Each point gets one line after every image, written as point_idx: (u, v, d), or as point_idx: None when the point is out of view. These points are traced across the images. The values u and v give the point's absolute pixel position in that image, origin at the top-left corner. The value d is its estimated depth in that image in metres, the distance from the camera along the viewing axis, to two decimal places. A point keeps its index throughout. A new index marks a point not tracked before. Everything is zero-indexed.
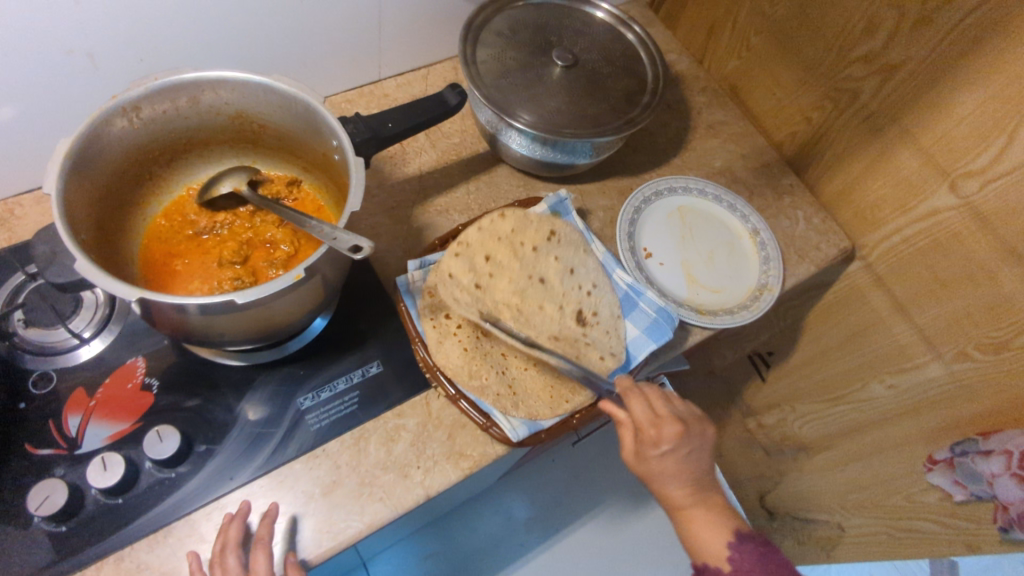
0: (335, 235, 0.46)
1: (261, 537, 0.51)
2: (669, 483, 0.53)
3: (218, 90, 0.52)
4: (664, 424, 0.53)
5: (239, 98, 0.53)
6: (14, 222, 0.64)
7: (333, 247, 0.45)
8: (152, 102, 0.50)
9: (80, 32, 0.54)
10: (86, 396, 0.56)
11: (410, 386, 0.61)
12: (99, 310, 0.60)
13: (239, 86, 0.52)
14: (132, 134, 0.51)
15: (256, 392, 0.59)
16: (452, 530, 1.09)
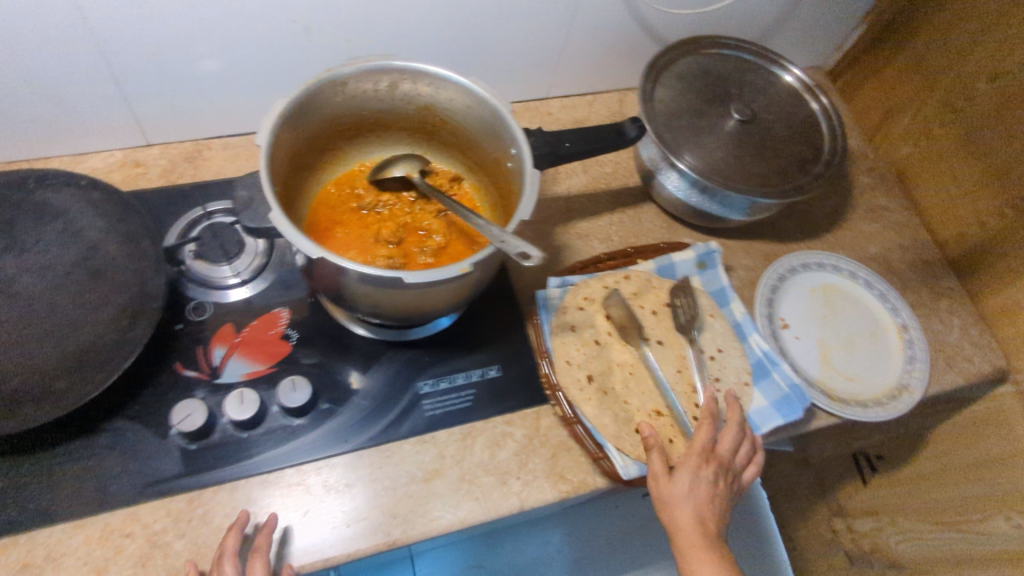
0: (505, 239, 0.47)
1: (260, 547, 0.50)
2: (685, 509, 0.51)
3: (415, 82, 0.56)
4: (716, 460, 0.53)
5: (432, 93, 0.56)
6: (200, 161, 0.70)
7: (502, 249, 0.47)
8: (356, 81, 0.53)
9: (304, 5, 0.59)
10: (233, 332, 0.61)
11: (523, 399, 0.63)
12: (258, 258, 0.65)
13: (436, 82, 0.55)
14: (333, 107, 0.55)
15: (382, 367, 0.62)
16: None
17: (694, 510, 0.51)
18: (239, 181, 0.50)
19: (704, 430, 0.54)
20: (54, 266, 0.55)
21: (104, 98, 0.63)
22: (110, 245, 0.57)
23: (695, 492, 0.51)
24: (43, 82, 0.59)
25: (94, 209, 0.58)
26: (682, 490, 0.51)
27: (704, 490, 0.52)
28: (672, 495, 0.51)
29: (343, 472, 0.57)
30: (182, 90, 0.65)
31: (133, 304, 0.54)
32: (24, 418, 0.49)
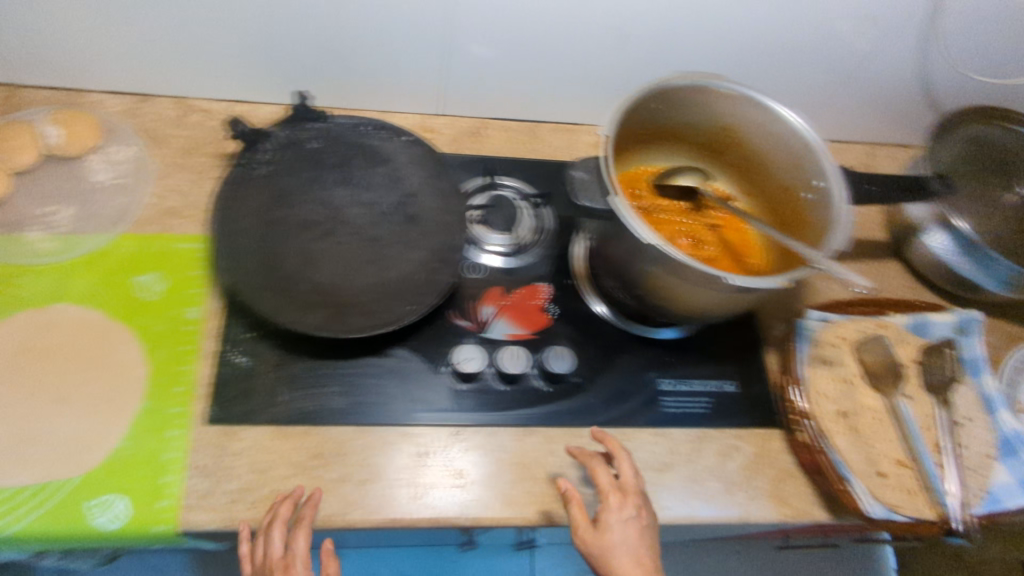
0: (830, 264, 0.50)
1: (307, 525, 0.53)
2: (625, 556, 0.52)
3: (729, 105, 0.58)
4: (629, 491, 0.55)
5: (741, 117, 0.59)
6: (483, 137, 0.76)
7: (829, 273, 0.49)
8: (681, 94, 0.57)
9: (636, 17, 0.63)
10: (501, 295, 0.67)
11: (755, 417, 0.64)
12: (530, 234, 0.70)
13: (751, 109, 0.58)
14: (647, 113, 0.59)
15: (628, 356, 0.65)
16: None
17: (634, 559, 0.52)
18: (578, 162, 0.54)
19: (600, 471, 0.57)
20: (379, 204, 0.62)
21: (428, 64, 0.69)
22: (425, 195, 0.63)
23: (630, 538, 0.53)
24: (390, 44, 0.66)
25: (414, 160, 0.64)
26: (613, 539, 0.53)
27: (636, 533, 0.54)
28: (619, 546, 0.53)
29: (583, 444, 0.61)
30: (489, 74, 0.71)
31: (442, 251, 0.60)
32: (350, 330, 0.56)
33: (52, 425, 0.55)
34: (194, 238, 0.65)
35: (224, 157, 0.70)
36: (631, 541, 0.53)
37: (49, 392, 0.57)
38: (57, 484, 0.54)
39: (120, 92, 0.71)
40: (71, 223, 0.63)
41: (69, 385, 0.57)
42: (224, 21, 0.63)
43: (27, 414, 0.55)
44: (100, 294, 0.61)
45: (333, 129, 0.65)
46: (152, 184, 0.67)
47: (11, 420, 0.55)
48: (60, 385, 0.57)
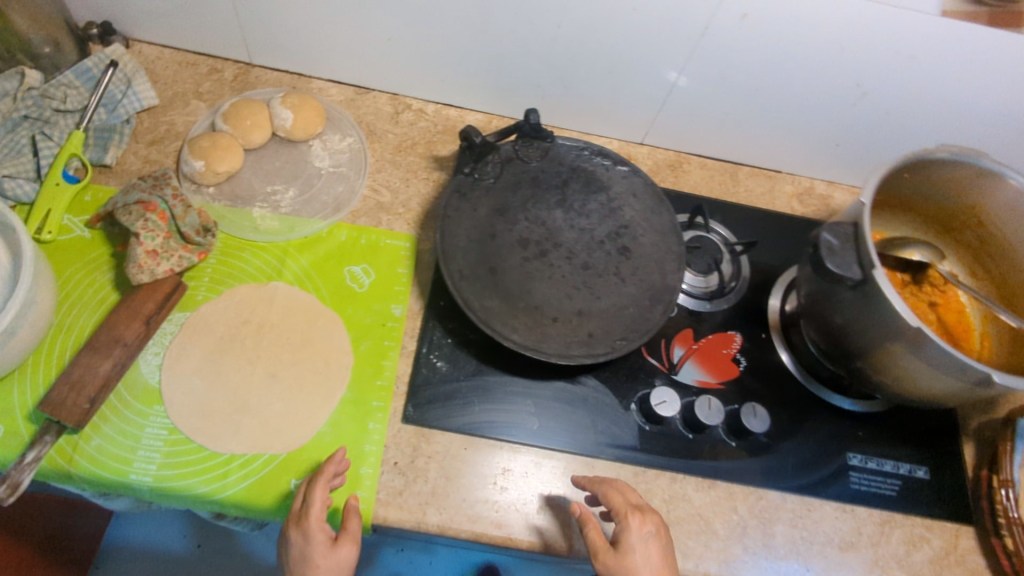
0: None
1: (327, 482, 0.52)
2: (644, 571, 0.49)
3: (988, 186, 0.55)
4: (643, 511, 0.52)
5: (999, 201, 0.56)
6: (682, 173, 0.75)
7: None
8: (936, 166, 0.55)
9: (885, 77, 0.61)
10: (691, 337, 0.65)
11: (948, 510, 0.61)
12: (725, 279, 0.68)
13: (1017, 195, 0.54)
14: (894, 182, 0.58)
15: (818, 423, 0.63)
16: None
17: None
18: (824, 226, 0.53)
19: (613, 493, 0.54)
20: (592, 231, 0.62)
21: (649, 94, 0.69)
22: (641, 227, 0.63)
23: (651, 557, 0.50)
24: (619, 69, 0.66)
25: (632, 192, 0.64)
26: (635, 559, 0.49)
27: (652, 547, 0.50)
28: (641, 567, 0.49)
29: (766, 507, 0.59)
30: (707, 111, 0.70)
31: (654, 287, 0.60)
32: (564, 356, 0.56)
33: (267, 402, 0.57)
34: (402, 235, 0.67)
35: (434, 160, 0.71)
36: (652, 559, 0.50)
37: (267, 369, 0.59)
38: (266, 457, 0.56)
39: (343, 83, 0.74)
40: (294, 205, 0.66)
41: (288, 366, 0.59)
42: (469, 30, 0.64)
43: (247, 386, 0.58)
44: (315, 278, 0.63)
45: (554, 151, 0.65)
46: (368, 177, 0.69)
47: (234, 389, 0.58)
48: (277, 364, 0.59)
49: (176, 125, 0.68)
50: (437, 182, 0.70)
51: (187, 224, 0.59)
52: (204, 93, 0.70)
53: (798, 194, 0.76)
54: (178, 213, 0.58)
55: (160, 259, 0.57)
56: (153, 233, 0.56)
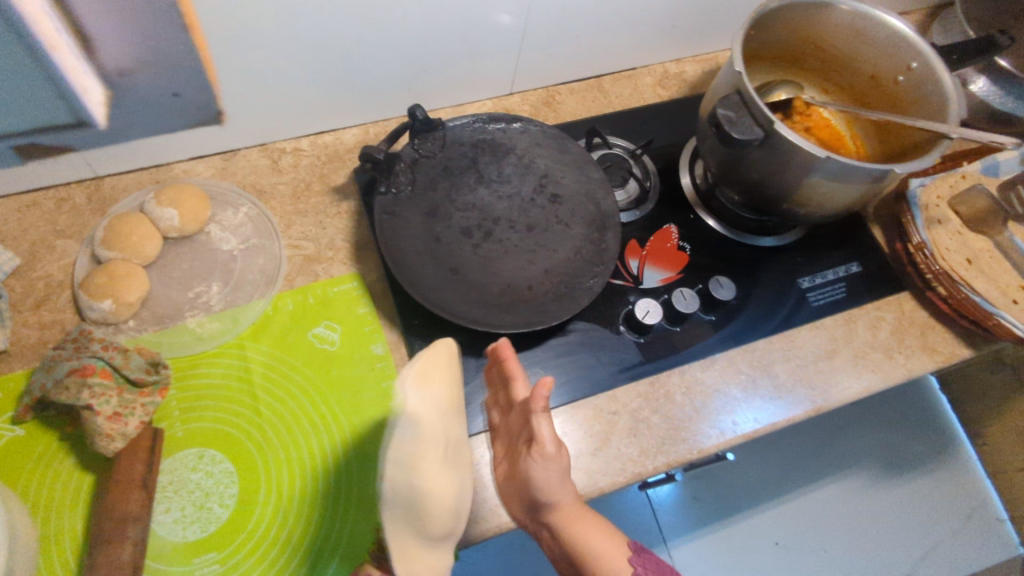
0: (974, 134, 0.56)
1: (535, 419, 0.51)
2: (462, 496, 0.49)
3: (862, 23, 0.63)
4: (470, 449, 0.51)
5: (852, 35, 0.64)
6: (558, 105, 0.79)
7: (971, 138, 0.56)
8: (772, 15, 0.62)
9: None
10: (638, 246, 0.70)
11: (884, 288, 0.72)
12: (633, 191, 0.72)
13: (877, 27, 0.62)
14: (789, 28, 0.65)
15: (767, 268, 0.71)
16: (721, 473, 1.31)
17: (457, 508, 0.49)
18: (716, 105, 0.58)
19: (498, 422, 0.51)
20: (519, 193, 0.64)
21: (505, 46, 0.71)
22: (559, 171, 0.66)
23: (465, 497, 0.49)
24: (453, 44, 0.68)
25: (535, 142, 0.67)
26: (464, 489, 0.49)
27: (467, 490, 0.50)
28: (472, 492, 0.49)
29: (761, 355, 0.67)
30: (560, 39, 0.73)
31: (596, 218, 0.64)
32: (557, 315, 0.59)
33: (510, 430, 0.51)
34: (345, 277, 0.65)
35: (335, 191, 0.70)
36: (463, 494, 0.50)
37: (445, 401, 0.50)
38: (282, 555, 0.54)
39: (206, 155, 0.69)
40: (225, 298, 0.63)
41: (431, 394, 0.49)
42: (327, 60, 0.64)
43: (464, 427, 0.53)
44: (285, 357, 0.61)
45: (450, 134, 0.66)
46: (282, 237, 0.66)
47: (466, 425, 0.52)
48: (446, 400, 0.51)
49: (54, 274, 0.61)
50: (349, 212, 0.69)
51: (134, 369, 0.54)
52: (67, 229, 0.64)
53: (659, 82, 0.83)
54: (120, 362, 0.54)
55: (125, 418, 0.53)
56: (105, 395, 0.52)
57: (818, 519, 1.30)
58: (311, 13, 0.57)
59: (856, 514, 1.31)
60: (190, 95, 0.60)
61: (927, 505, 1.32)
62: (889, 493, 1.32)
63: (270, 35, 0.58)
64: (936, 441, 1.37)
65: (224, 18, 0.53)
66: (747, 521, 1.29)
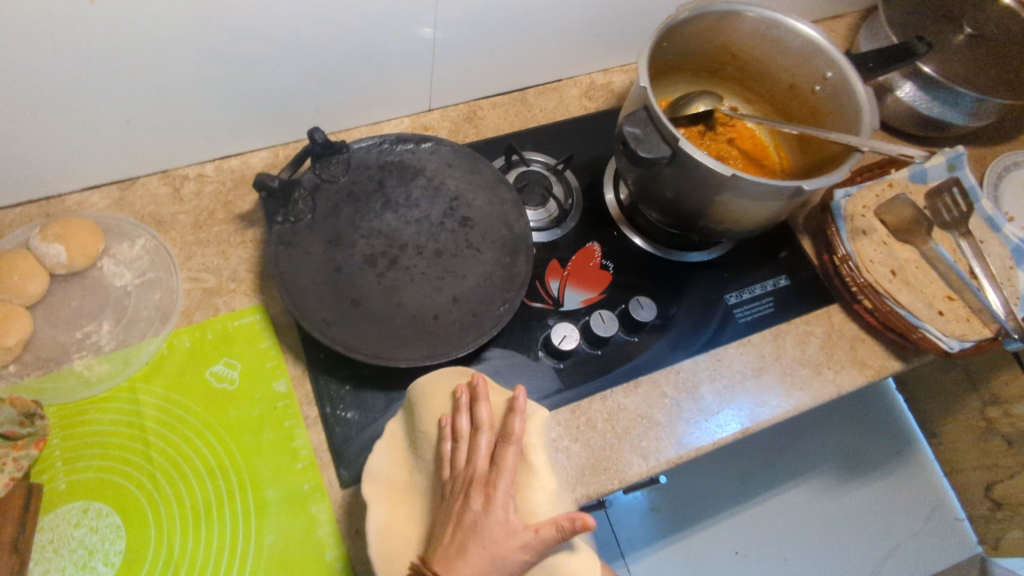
0: (883, 147, 0.55)
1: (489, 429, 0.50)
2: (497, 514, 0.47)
3: (774, 32, 0.61)
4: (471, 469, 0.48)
5: (767, 44, 0.63)
6: (479, 121, 0.76)
7: (880, 151, 0.55)
8: (682, 25, 0.60)
9: None
10: (560, 266, 0.68)
11: (814, 301, 0.71)
12: (552, 210, 0.70)
13: (789, 35, 0.61)
14: (703, 37, 0.64)
15: (693, 285, 0.70)
16: (678, 482, 1.29)
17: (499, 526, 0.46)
18: (623, 121, 0.56)
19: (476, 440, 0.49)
20: (429, 217, 0.62)
21: (416, 61, 0.69)
22: (469, 192, 0.63)
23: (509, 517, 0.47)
24: (358, 59, 0.65)
25: (444, 162, 0.64)
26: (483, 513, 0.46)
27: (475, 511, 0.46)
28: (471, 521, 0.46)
29: (686, 377, 0.65)
30: (473, 52, 0.71)
31: (508, 241, 0.61)
32: (464, 345, 0.56)
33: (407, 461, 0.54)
34: (248, 310, 0.62)
35: (239, 219, 0.66)
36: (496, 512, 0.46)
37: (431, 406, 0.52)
38: None
39: (101, 185, 0.66)
40: (116, 337, 0.59)
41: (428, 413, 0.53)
42: (219, 78, 0.61)
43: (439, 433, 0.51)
44: (180, 399, 0.58)
45: (354, 156, 0.63)
46: (180, 269, 0.63)
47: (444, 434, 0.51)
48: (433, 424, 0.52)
49: None
50: (254, 240, 0.65)
51: (4, 421, 0.51)
52: None
53: (584, 93, 0.81)
54: None
55: None
56: None
57: (778, 526, 1.29)
58: (188, 28, 0.54)
59: (816, 519, 1.29)
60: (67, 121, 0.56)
61: (887, 507, 1.32)
62: (848, 495, 1.31)
63: (145, 52, 0.55)
64: (897, 442, 1.37)
65: (89, 32, 0.50)
66: (707, 530, 1.27)
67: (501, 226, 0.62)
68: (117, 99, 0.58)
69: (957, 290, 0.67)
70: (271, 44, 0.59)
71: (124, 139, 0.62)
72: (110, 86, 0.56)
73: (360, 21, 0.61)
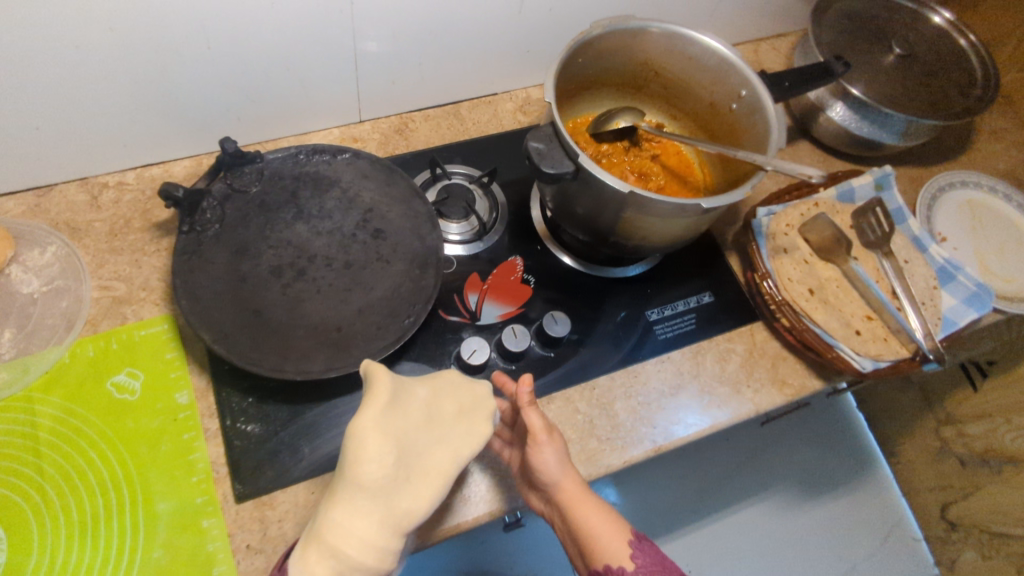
0: (783, 165, 0.55)
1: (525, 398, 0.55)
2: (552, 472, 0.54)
3: (689, 48, 0.61)
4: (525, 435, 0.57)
5: (684, 59, 0.63)
6: (410, 133, 0.76)
7: (780, 170, 0.55)
8: (596, 40, 0.59)
9: None
10: (479, 280, 0.68)
11: (736, 318, 0.71)
12: (474, 224, 0.70)
13: (703, 52, 0.61)
14: (622, 53, 0.63)
15: (614, 301, 0.70)
16: (636, 499, 1.27)
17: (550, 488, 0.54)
18: (529, 134, 0.56)
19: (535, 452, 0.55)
20: (340, 229, 0.61)
21: (345, 75, 0.69)
22: (384, 205, 0.63)
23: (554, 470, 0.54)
24: (283, 72, 0.65)
25: (359, 175, 0.64)
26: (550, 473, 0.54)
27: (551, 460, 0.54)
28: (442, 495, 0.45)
29: (601, 393, 0.64)
30: (403, 66, 0.71)
31: (419, 255, 0.61)
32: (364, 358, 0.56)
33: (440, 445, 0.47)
34: (156, 320, 0.62)
35: (156, 227, 0.66)
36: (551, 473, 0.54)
37: (439, 407, 0.49)
38: None
39: (16, 191, 0.65)
40: (17, 345, 0.58)
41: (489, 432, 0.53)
42: (136, 91, 0.60)
43: (428, 443, 0.47)
44: (77, 410, 0.57)
45: (268, 166, 0.63)
46: (91, 278, 0.62)
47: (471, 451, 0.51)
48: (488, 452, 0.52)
49: None
50: (170, 249, 0.65)
51: None
52: None
53: (519, 106, 0.81)
54: None
55: None
56: None
57: (735, 544, 1.27)
58: (93, 41, 0.53)
59: (774, 539, 1.28)
60: None
61: (845, 526, 1.31)
62: (806, 514, 1.30)
63: (48, 67, 0.54)
64: (856, 459, 1.37)
65: None
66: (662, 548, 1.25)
67: (414, 239, 0.62)
68: (24, 111, 0.57)
69: (878, 309, 0.67)
70: (188, 58, 0.59)
71: (37, 148, 0.61)
72: (22, 99, 0.56)
73: (284, 36, 0.61)
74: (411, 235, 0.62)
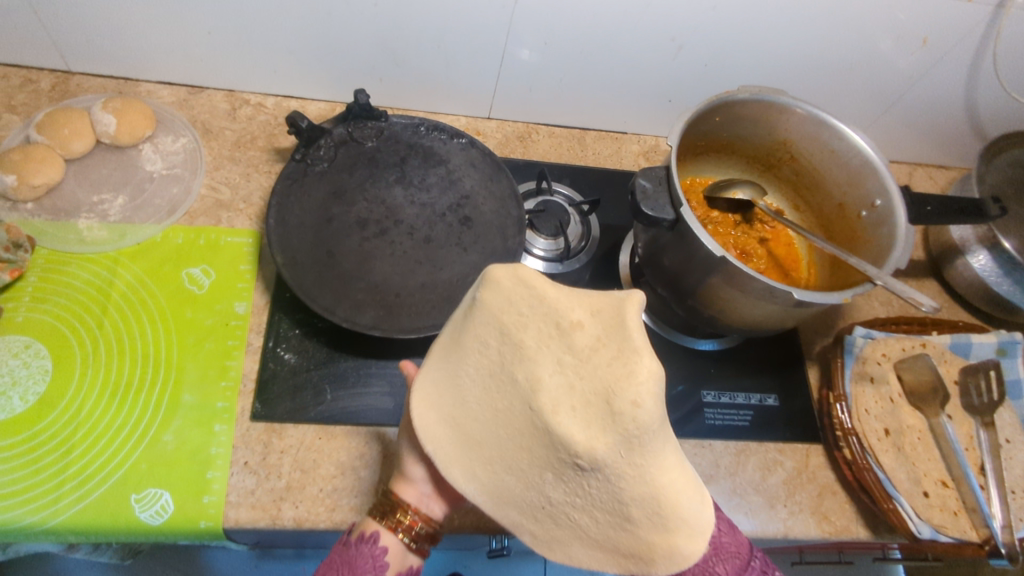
0: (896, 284, 0.50)
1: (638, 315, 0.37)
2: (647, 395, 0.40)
3: (834, 140, 0.58)
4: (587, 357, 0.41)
5: (825, 151, 0.60)
6: (531, 142, 0.78)
7: (891, 288, 0.50)
8: (739, 104, 0.58)
9: (693, 28, 0.64)
10: None
11: (795, 432, 0.65)
12: (559, 244, 0.69)
13: (848, 148, 0.57)
14: (763, 125, 0.61)
15: (672, 367, 0.66)
16: None
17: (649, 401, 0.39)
18: (639, 172, 0.54)
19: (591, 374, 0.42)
20: (433, 206, 0.62)
21: (488, 70, 0.71)
22: (481, 197, 0.64)
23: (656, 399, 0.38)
24: (433, 51, 0.68)
25: (468, 162, 0.65)
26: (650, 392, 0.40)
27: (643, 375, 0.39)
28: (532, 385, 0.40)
29: None
30: (545, 78, 0.72)
31: (496, 253, 0.61)
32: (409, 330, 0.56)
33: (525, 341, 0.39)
34: (244, 232, 0.65)
35: (275, 152, 0.70)
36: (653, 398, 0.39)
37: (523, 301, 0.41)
38: (45, 471, 0.52)
39: (174, 83, 0.72)
40: (123, 212, 0.64)
41: (612, 333, 0.37)
42: (299, 28, 0.65)
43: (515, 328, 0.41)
44: (150, 284, 0.61)
45: (390, 128, 0.65)
46: (204, 176, 0.67)
47: (583, 351, 0.37)
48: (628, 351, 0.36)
49: None
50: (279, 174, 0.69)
51: None
52: (19, 105, 0.67)
53: (643, 152, 0.81)
54: None
55: None
56: None
57: None
58: None
59: None
60: (155, 18, 0.62)
61: None
62: None
63: None
64: None
65: None
66: None
67: (496, 237, 0.62)
68: (202, 18, 0.63)
69: (958, 477, 0.59)
70: (353, 14, 0.63)
71: (204, 53, 0.68)
72: (203, 7, 0.61)
73: (443, 19, 0.64)
74: (496, 233, 0.62)
